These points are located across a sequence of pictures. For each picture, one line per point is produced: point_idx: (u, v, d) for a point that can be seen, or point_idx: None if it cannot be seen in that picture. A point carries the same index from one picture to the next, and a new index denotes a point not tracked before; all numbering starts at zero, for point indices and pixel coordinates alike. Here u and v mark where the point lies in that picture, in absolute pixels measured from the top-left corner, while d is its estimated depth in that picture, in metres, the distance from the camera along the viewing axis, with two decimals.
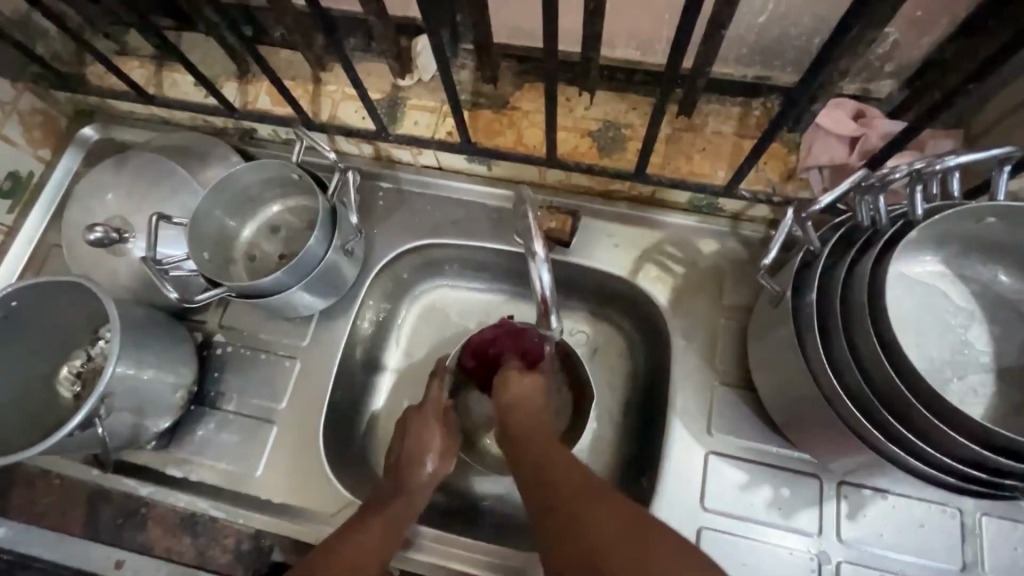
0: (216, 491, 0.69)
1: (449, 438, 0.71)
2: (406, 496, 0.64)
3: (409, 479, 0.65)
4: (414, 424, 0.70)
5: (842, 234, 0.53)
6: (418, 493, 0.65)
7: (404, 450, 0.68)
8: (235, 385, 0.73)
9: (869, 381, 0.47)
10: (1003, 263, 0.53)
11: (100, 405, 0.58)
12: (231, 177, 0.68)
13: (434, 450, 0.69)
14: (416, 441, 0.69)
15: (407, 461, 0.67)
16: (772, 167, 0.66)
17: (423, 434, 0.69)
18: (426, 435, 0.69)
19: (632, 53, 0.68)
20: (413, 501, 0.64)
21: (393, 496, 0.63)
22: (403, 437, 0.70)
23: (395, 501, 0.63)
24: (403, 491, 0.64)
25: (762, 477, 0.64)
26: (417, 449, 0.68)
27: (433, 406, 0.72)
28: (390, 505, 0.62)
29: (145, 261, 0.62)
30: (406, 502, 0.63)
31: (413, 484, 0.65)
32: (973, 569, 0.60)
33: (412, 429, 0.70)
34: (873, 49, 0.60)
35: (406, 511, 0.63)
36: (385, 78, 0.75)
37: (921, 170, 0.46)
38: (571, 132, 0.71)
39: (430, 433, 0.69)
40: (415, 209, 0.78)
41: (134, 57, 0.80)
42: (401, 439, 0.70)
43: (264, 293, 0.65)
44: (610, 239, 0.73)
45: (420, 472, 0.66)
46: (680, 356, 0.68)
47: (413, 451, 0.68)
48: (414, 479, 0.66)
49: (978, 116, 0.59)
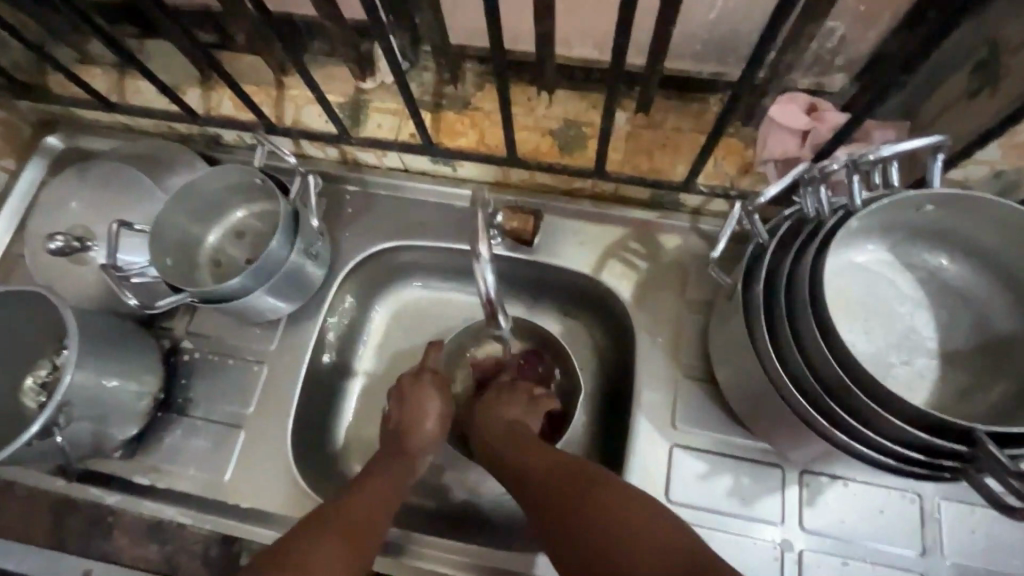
0: (183, 498, 0.68)
1: (445, 402, 0.69)
2: (404, 463, 0.65)
3: (407, 446, 0.66)
4: (409, 393, 0.68)
5: (790, 226, 0.54)
6: (418, 456, 0.66)
7: (399, 419, 0.67)
8: (203, 391, 0.72)
9: (810, 366, 0.48)
10: (946, 250, 0.54)
11: (58, 414, 0.58)
12: (191, 184, 0.68)
13: (431, 414, 0.68)
14: (413, 408, 0.67)
15: (407, 427, 0.67)
16: (728, 162, 0.68)
17: (416, 403, 0.68)
18: (419, 403, 0.68)
19: (589, 53, 0.69)
20: (412, 466, 0.66)
21: (396, 455, 0.65)
22: (398, 405, 0.68)
23: (391, 466, 0.64)
24: (402, 456, 0.65)
25: (725, 467, 0.65)
26: (413, 420, 0.67)
27: (428, 373, 0.70)
28: (384, 470, 0.63)
29: (104, 268, 0.61)
30: (404, 466, 0.65)
31: (412, 450, 0.66)
32: (932, 553, 0.61)
33: (410, 394, 0.68)
34: (820, 43, 0.61)
35: (401, 474, 0.64)
36: (348, 82, 0.76)
37: (856, 160, 0.48)
38: (532, 131, 0.72)
39: (427, 405, 0.68)
40: (382, 211, 0.78)
41: (96, 65, 0.80)
42: (396, 407, 0.68)
43: (226, 298, 0.65)
44: (573, 235, 0.74)
45: (419, 436, 0.67)
46: (646, 351, 0.69)
47: (409, 416, 0.67)
48: (413, 443, 0.66)
49: (925, 107, 0.60)
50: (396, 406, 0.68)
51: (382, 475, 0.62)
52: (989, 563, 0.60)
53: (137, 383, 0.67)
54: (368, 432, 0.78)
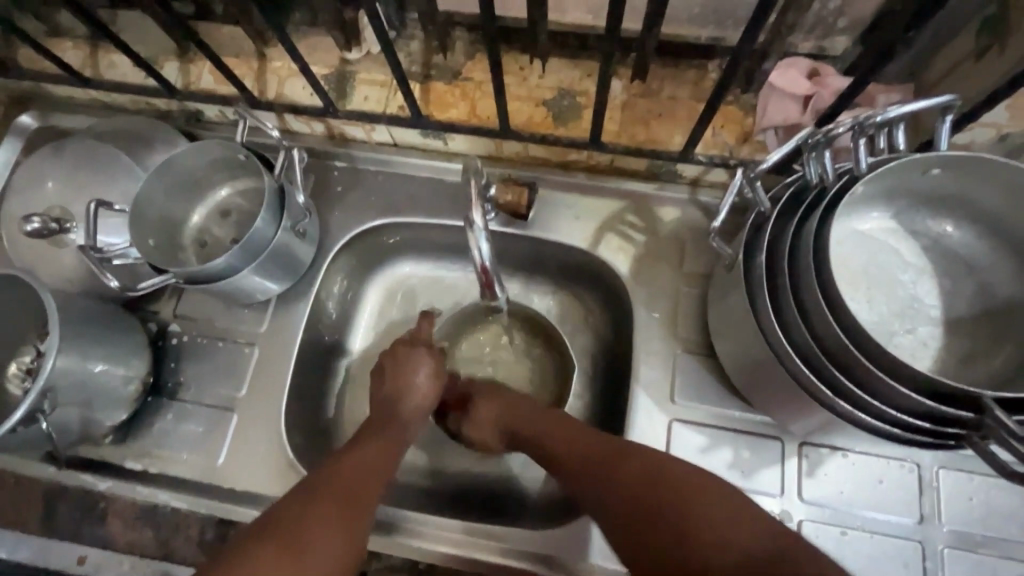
0: (176, 483, 0.67)
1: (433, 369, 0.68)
2: (396, 430, 0.63)
3: (398, 414, 0.64)
4: (398, 361, 0.67)
5: (792, 192, 0.53)
6: (411, 423, 0.65)
7: (388, 386, 0.66)
8: (193, 375, 0.71)
9: (814, 336, 0.47)
10: (951, 216, 0.53)
11: (42, 400, 0.56)
12: (172, 160, 0.65)
13: (418, 383, 0.66)
14: (395, 376, 0.67)
15: (395, 396, 0.65)
16: (727, 130, 0.66)
17: (401, 372, 0.67)
18: (403, 372, 0.67)
19: (583, 18, 0.66)
20: (404, 435, 0.64)
21: (388, 423, 0.63)
22: (386, 373, 0.67)
23: (384, 434, 0.62)
24: (395, 422, 0.64)
25: (724, 440, 0.64)
26: (401, 388, 0.66)
27: (411, 344, 0.69)
28: (374, 438, 0.61)
29: (81, 248, 0.59)
30: (399, 432, 0.63)
31: (404, 417, 0.65)
32: (930, 521, 0.61)
33: (391, 364, 0.68)
34: (823, 3, 0.58)
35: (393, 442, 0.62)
36: (333, 52, 0.73)
37: (863, 122, 0.46)
38: (525, 101, 0.69)
39: (414, 371, 0.67)
40: (372, 187, 0.76)
41: (68, 38, 0.77)
42: (384, 376, 0.67)
43: (213, 279, 0.63)
44: (569, 209, 0.72)
45: (409, 404, 0.65)
46: (643, 325, 0.68)
47: (394, 386, 0.66)
48: (405, 411, 0.65)
49: (930, 69, 0.58)
50: (381, 378, 0.68)
51: (374, 440, 0.60)
52: (987, 530, 0.61)
53: (124, 367, 0.66)
54: (364, 413, 0.77)
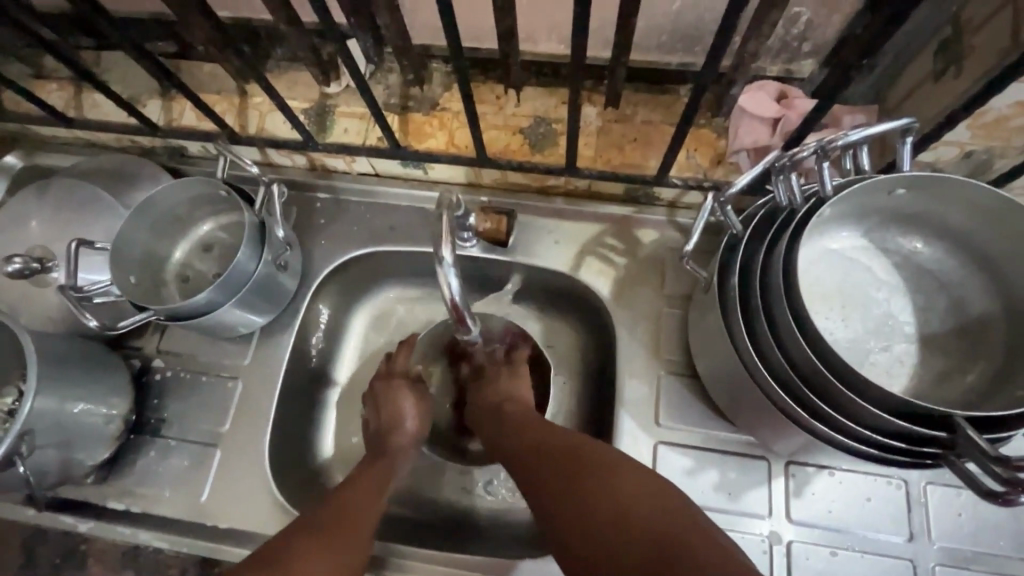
0: (160, 521, 0.67)
1: (421, 400, 0.69)
2: (388, 462, 0.63)
3: (392, 444, 0.64)
4: (383, 397, 0.68)
5: (762, 215, 0.53)
6: (402, 454, 0.65)
7: (381, 419, 0.67)
8: (176, 410, 0.71)
9: (787, 359, 0.48)
10: (921, 234, 0.54)
11: (20, 443, 0.56)
12: (153, 198, 0.66)
13: (407, 412, 0.67)
14: (392, 406, 0.67)
15: (384, 430, 0.66)
16: (700, 153, 0.67)
17: (393, 403, 0.67)
18: (394, 406, 0.67)
19: (556, 47, 0.68)
20: (393, 465, 0.63)
21: (381, 455, 0.64)
22: (376, 407, 0.68)
23: (376, 465, 0.62)
24: (383, 455, 0.64)
25: (709, 461, 0.64)
26: (392, 421, 0.66)
27: (399, 374, 0.70)
28: (369, 475, 0.61)
29: (61, 289, 0.59)
30: (389, 463, 0.63)
31: (395, 449, 0.64)
32: (921, 539, 0.61)
33: (387, 394, 0.68)
34: (786, 29, 0.60)
35: (383, 474, 0.62)
36: (313, 87, 0.74)
37: (826, 146, 0.47)
38: (502, 130, 0.70)
39: (401, 403, 0.67)
40: (353, 218, 0.76)
41: (52, 80, 0.78)
42: (374, 410, 0.68)
43: (193, 314, 0.63)
44: (549, 234, 0.72)
45: (401, 435, 0.65)
46: (625, 347, 0.68)
47: (389, 418, 0.66)
48: (396, 442, 0.65)
49: (894, 89, 0.59)
50: (376, 409, 0.68)
51: (368, 474, 0.61)
52: (978, 547, 0.60)
53: (105, 406, 0.65)
54: (350, 443, 0.76)
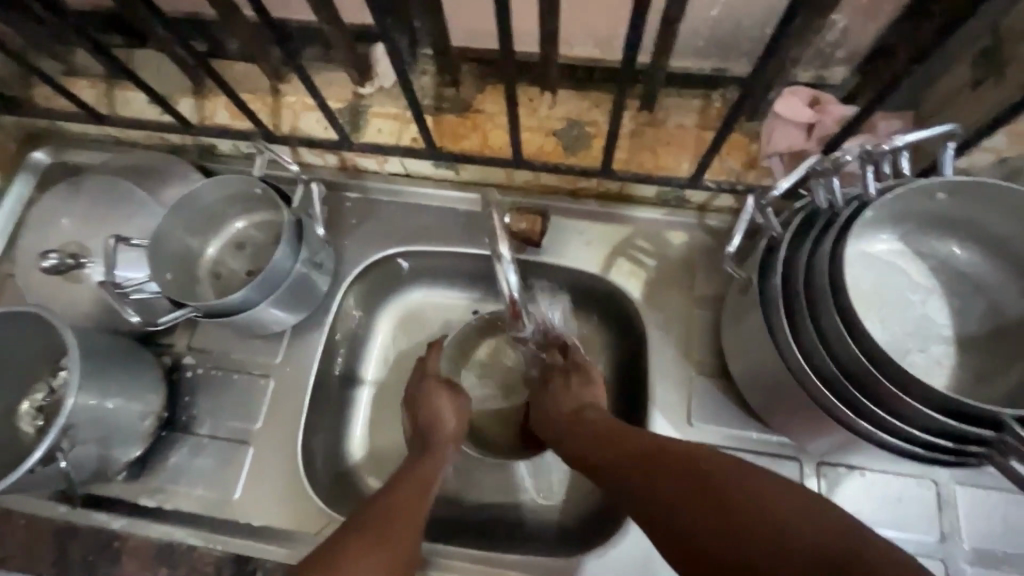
0: (192, 519, 0.66)
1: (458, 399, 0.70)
2: (432, 458, 0.64)
3: (433, 441, 0.66)
4: (419, 397, 0.69)
5: (802, 218, 0.54)
6: (446, 449, 0.66)
7: (419, 418, 0.68)
8: (207, 408, 0.71)
9: (833, 358, 0.48)
10: (957, 238, 0.55)
11: (62, 438, 0.56)
12: (191, 195, 0.66)
13: (445, 410, 0.68)
14: (427, 408, 0.68)
15: (425, 428, 0.67)
16: (733, 157, 0.68)
17: (428, 403, 0.68)
18: (431, 405, 0.68)
19: (591, 51, 0.69)
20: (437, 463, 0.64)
21: (425, 451, 0.65)
22: (413, 408, 0.69)
23: (419, 465, 0.63)
24: (427, 451, 0.65)
25: (741, 461, 0.65)
26: (431, 419, 0.67)
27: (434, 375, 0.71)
28: (415, 475, 0.61)
29: (102, 285, 0.59)
30: (434, 458, 0.64)
31: (439, 445, 0.66)
32: (951, 539, 0.61)
33: (421, 397, 0.69)
34: (823, 36, 0.61)
35: (428, 472, 0.63)
36: (346, 87, 0.75)
37: (869, 152, 0.48)
38: (536, 132, 0.71)
39: (438, 403, 0.68)
40: (385, 217, 0.77)
41: (84, 77, 0.78)
42: (411, 412, 0.69)
43: (231, 311, 0.64)
44: (580, 235, 0.73)
45: (443, 431, 0.67)
46: (657, 347, 0.69)
47: (427, 418, 0.67)
48: (437, 438, 0.66)
49: (927, 97, 0.60)
50: (412, 411, 0.69)
51: (413, 470, 0.62)
52: (1007, 547, 0.61)
53: (140, 403, 0.65)
54: (378, 442, 0.77)
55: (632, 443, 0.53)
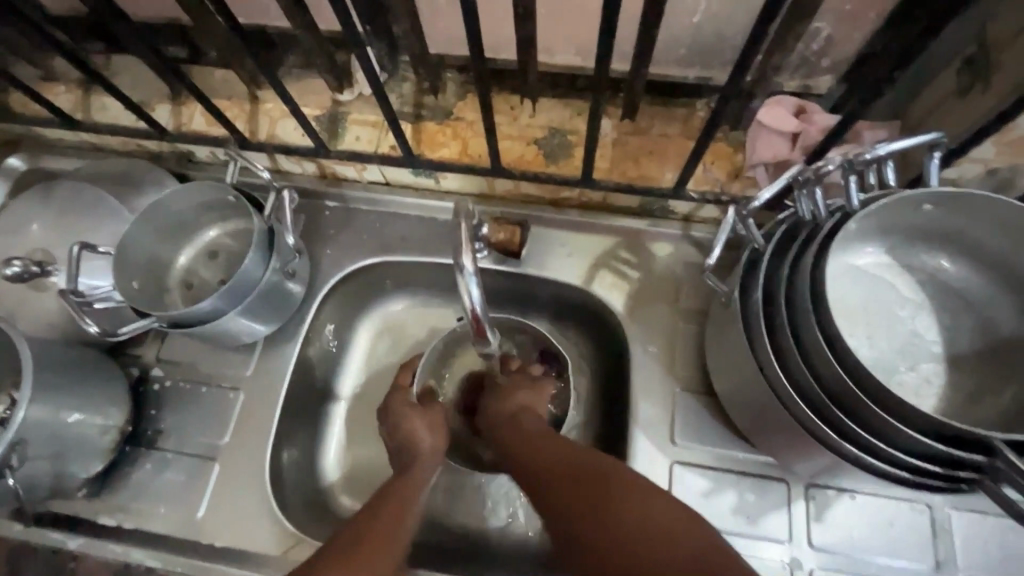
0: (153, 538, 0.64)
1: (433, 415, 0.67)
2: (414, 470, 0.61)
3: (409, 457, 0.63)
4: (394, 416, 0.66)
5: (785, 230, 0.52)
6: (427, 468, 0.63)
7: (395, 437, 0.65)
8: (174, 421, 0.68)
9: (816, 377, 0.46)
10: (945, 251, 0.53)
11: (11, 453, 0.54)
12: (160, 203, 0.65)
13: (425, 428, 0.65)
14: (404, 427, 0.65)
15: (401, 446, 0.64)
16: (718, 167, 0.66)
17: (406, 423, 0.65)
18: (407, 425, 0.65)
19: (572, 59, 0.68)
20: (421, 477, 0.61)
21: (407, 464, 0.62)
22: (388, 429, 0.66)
23: (400, 479, 0.60)
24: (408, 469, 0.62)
25: (726, 483, 0.62)
26: (408, 438, 0.64)
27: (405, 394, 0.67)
28: (394, 493, 0.58)
29: (62, 293, 0.57)
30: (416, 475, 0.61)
31: (418, 460, 0.62)
32: (947, 567, 0.58)
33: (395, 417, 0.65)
34: (806, 44, 0.60)
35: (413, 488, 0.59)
36: (325, 95, 0.73)
37: (852, 160, 0.46)
38: (516, 140, 0.70)
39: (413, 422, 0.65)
40: (363, 227, 0.75)
41: (60, 83, 0.77)
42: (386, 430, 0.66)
43: (197, 321, 0.62)
44: (562, 246, 0.71)
45: (422, 448, 0.63)
46: (640, 363, 0.66)
47: (403, 437, 0.64)
48: (416, 454, 0.63)
49: (914, 105, 0.59)
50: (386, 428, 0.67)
51: (393, 487, 0.59)
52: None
53: (102, 416, 0.63)
54: (353, 459, 0.74)
55: (577, 480, 0.51)
